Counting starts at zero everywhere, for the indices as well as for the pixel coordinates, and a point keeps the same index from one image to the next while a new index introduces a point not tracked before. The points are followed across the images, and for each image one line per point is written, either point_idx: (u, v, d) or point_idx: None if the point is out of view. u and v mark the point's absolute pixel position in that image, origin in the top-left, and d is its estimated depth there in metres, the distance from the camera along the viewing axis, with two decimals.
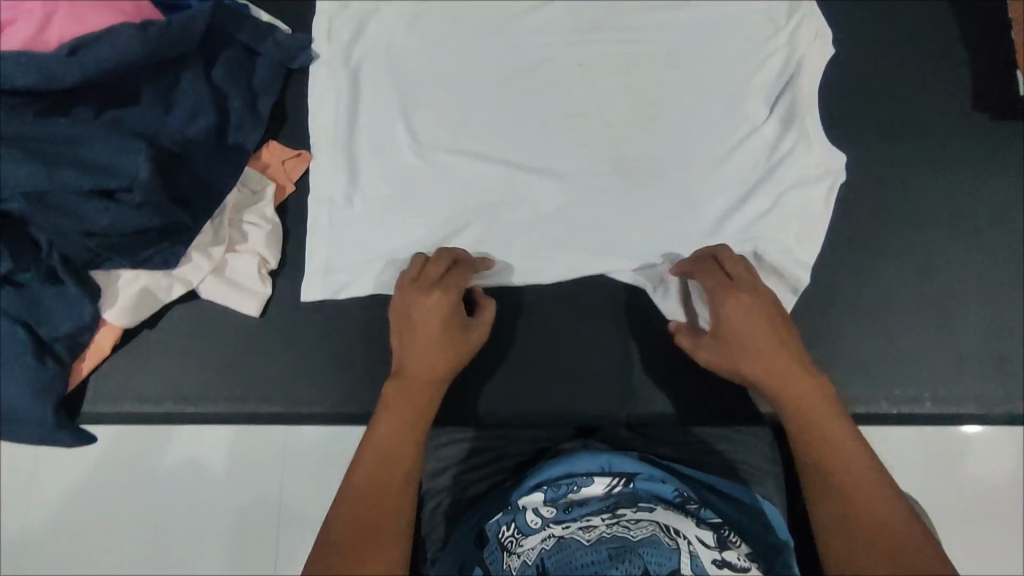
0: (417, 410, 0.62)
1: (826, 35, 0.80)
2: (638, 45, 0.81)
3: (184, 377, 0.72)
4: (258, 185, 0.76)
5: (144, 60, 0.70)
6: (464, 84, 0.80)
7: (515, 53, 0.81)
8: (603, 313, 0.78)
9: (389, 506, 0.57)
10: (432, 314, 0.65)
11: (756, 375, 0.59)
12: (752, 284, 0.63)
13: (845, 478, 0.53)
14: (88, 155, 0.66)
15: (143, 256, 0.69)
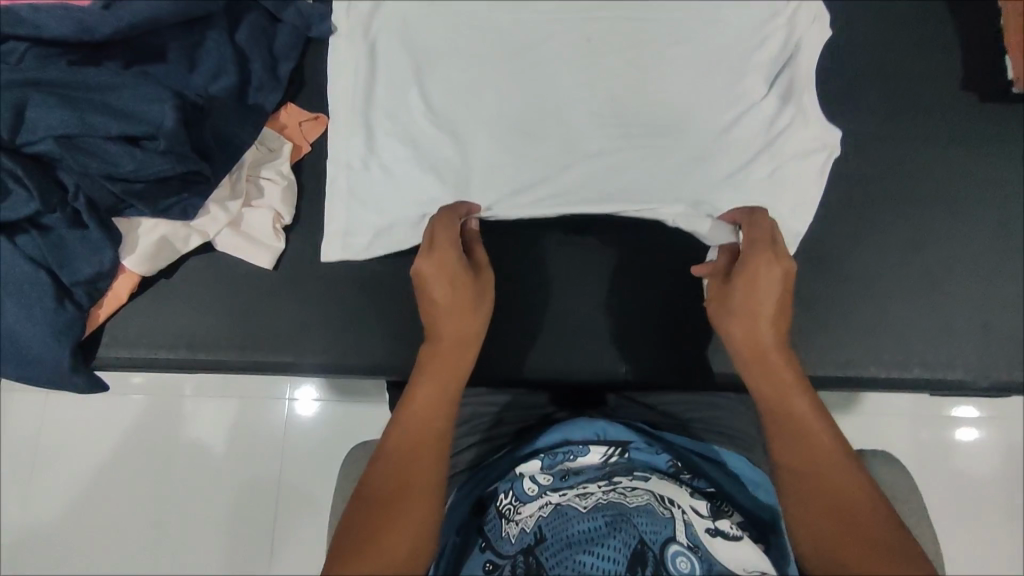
0: (447, 371, 0.60)
1: (826, 18, 0.78)
2: (642, 18, 0.80)
3: (195, 327, 0.76)
4: (275, 144, 0.79)
5: (173, 17, 0.73)
6: (471, 49, 0.80)
7: (521, 21, 0.81)
8: (604, 271, 0.79)
9: (422, 461, 0.55)
10: (441, 273, 0.64)
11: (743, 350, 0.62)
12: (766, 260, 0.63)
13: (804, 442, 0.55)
14: (117, 104, 0.69)
15: (164, 205, 0.72)
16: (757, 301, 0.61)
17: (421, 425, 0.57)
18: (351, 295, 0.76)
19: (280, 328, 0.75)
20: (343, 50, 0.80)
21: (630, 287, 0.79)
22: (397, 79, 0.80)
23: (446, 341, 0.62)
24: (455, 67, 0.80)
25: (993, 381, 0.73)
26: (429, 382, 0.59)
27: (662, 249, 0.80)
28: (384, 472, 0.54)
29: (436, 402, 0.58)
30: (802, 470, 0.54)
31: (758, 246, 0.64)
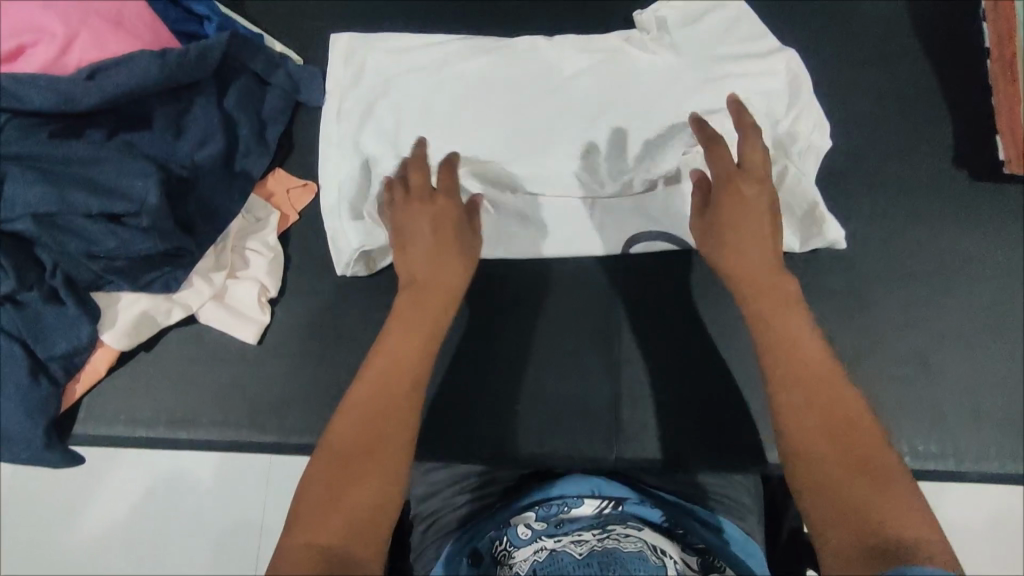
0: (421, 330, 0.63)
1: (825, 128, 0.80)
2: (632, 100, 0.83)
3: (176, 402, 0.73)
4: (262, 213, 0.77)
5: (160, 86, 0.71)
6: (464, 122, 0.82)
7: (516, 96, 0.83)
8: (596, 335, 0.80)
9: (393, 416, 0.57)
10: (436, 223, 0.68)
11: (730, 270, 0.66)
12: (737, 190, 0.66)
13: (807, 373, 0.57)
14: (97, 177, 0.67)
15: (145, 280, 0.70)
16: (743, 230, 0.65)
17: (391, 378, 0.59)
18: (338, 371, 0.75)
19: (263, 405, 0.74)
20: (331, 142, 0.80)
21: (607, 356, 0.80)
22: (385, 159, 0.79)
23: (430, 293, 0.66)
24: (440, 151, 0.81)
25: (987, 471, 0.72)
26: (409, 334, 0.63)
27: (650, 314, 0.81)
28: (350, 420, 0.56)
29: (411, 358, 0.61)
30: (804, 392, 0.56)
31: (727, 175, 0.66)
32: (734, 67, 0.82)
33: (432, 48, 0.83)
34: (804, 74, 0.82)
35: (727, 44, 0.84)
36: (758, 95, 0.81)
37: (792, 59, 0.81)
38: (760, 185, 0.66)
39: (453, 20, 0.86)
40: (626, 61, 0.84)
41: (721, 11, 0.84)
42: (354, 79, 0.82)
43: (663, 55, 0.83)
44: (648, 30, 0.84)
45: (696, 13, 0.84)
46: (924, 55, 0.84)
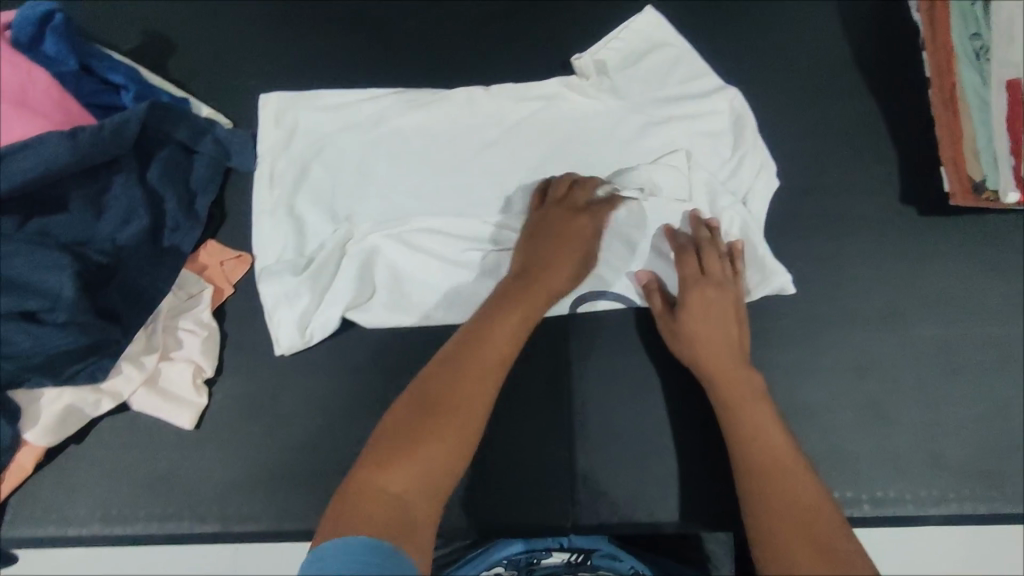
0: (519, 321, 0.67)
1: (771, 167, 0.79)
2: (576, 144, 0.80)
3: (110, 496, 0.70)
4: (194, 288, 0.74)
5: (74, 167, 0.67)
6: (402, 176, 0.78)
7: (456, 144, 0.79)
8: (552, 389, 0.75)
9: (485, 386, 0.62)
10: (576, 234, 0.74)
11: (701, 364, 0.72)
12: (705, 297, 0.73)
13: (772, 455, 0.66)
14: (9, 272, 0.64)
15: (69, 372, 0.66)
16: (705, 322, 0.72)
17: (479, 347, 0.64)
18: (281, 452, 0.72)
19: (203, 493, 0.70)
20: (264, 209, 0.77)
21: (559, 410, 0.74)
22: (321, 226, 0.76)
23: (542, 288, 0.70)
24: (379, 209, 0.77)
25: (948, 514, 0.71)
26: (514, 318, 0.67)
27: (607, 367, 0.76)
28: (436, 380, 0.62)
29: (509, 340, 0.66)
30: (770, 468, 0.65)
31: (693, 279, 0.74)
32: (677, 109, 0.80)
33: (365, 103, 0.80)
34: (747, 114, 0.80)
35: (670, 85, 0.81)
36: (702, 136, 0.80)
37: (736, 98, 0.79)
38: (726, 288, 0.73)
39: (387, 73, 0.83)
40: (567, 108, 0.81)
41: (663, 50, 0.82)
42: (287, 142, 0.79)
43: (604, 101, 0.80)
44: (587, 76, 0.81)
45: (636, 55, 0.82)
46: (862, 90, 0.84)
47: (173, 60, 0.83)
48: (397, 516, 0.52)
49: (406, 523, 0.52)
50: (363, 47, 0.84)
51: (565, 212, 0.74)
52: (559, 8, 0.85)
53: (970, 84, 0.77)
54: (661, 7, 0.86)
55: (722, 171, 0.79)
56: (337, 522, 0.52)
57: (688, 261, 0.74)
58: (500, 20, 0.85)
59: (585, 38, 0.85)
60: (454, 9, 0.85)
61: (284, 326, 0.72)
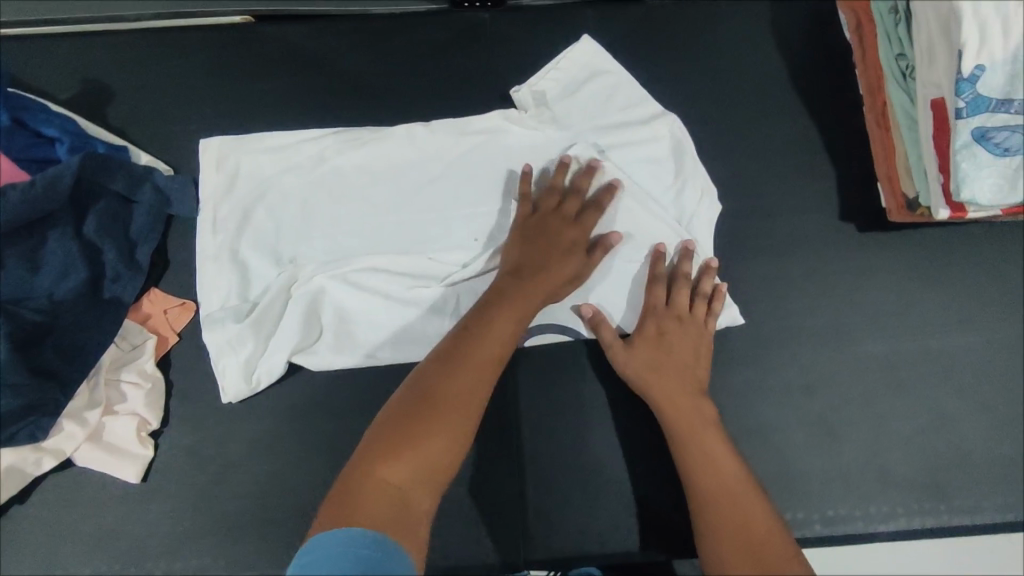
0: (513, 322, 0.69)
1: (713, 192, 0.80)
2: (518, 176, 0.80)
3: (56, 556, 0.69)
4: (137, 339, 0.73)
5: (5, 226, 0.68)
6: (346, 214, 0.78)
7: (400, 179, 0.79)
8: (500, 422, 0.75)
9: (482, 378, 0.65)
10: (573, 244, 0.74)
11: (657, 396, 0.71)
12: (663, 328, 0.74)
13: (731, 496, 0.66)
14: None
15: (7, 433, 0.66)
16: (662, 352, 0.73)
17: (474, 350, 0.66)
18: (231, 502, 0.71)
19: (152, 547, 0.70)
20: (206, 255, 0.76)
21: (513, 443, 0.74)
22: (266, 270, 0.76)
23: (533, 290, 0.71)
24: (324, 249, 0.77)
25: (899, 529, 0.72)
26: (510, 317, 0.69)
27: (557, 399, 0.76)
28: (435, 376, 0.64)
29: (503, 339, 0.68)
30: (729, 511, 0.65)
31: (661, 311, 0.75)
32: (618, 136, 0.81)
33: (304, 143, 0.79)
34: (686, 137, 0.81)
35: (610, 112, 0.81)
36: (644, 163, 0.80)
37: (675, 124, 0.80)
38: (691, 323, 0.74)
39: (328, 112, 0.84)
40: (508, 142, 0.80)
41: (602, 78, 0.82)
42: (228, 185, 0.78)
43: (546, 132, 0.81)
44: (527, 109, 0.81)
45: (575, 84, 0.82)
46: (798, 110, 0.86)
47: (111, 108, 0.83)
48: (396, 512, 0.56)
49: (406, 516, 0.56)
50: (302, 86, 0.84)
51: (562, 220, 0.75)
52: (498, 41, 0.86)
53: (897, 102, 0.78)
54: (598, 36, 0.87)
55: (666, 196, 0.80)
56: (340, 513, 0.56)
57: (656, 292, 0.76)
58: (440, 55, 0.86)
59: (525, 68, 0.85)
60: (393, 46, 0.86)
61: (230, 373, 0.72)
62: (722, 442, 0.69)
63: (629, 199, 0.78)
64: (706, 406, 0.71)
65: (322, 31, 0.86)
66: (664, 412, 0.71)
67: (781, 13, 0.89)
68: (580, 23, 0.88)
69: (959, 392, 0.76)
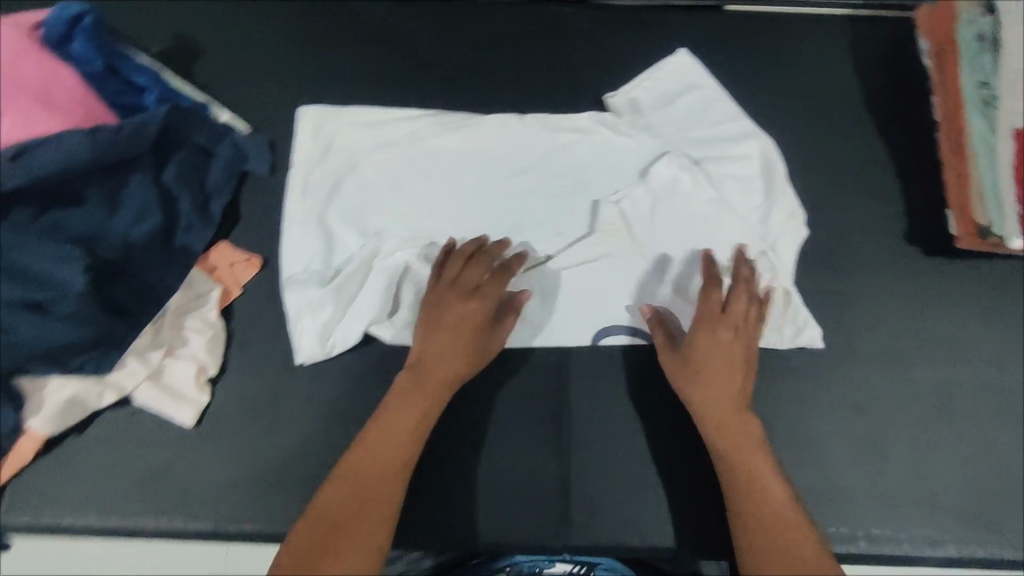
0: (415, 419, 0.68)
1: (800, 216, 0.81)
2: (606, 177, 0.82)
3: (104, 490, 0.71)
4: (204, 288, 0.75)
5: (90, 165, 0.69)
6: (433, 195, 0.80)
7: (488, 167, 0.82)
8: (551, 409, 0.75)
9: (386, 484, 0.65)
10: (469, 322, 0.71)
11: (704, 405, 0.70)
12: (716, 339, 0.71)
13: (772, 510, 0.65)
14: (22, 263, 0.65)
15: (75, 363, 0.68)
16: (711, 361, 0.70)
17: (379, 457, 0.66)
18: (280, 454, 0.72)
19: (198, 490, 0.71)
20: (295, 218, 0.78)
21: (557, 429, 0.75)
22: (350, 240, 0.78)
23: (431, 384, 0.69)
24: (406, 225, 0.79)
25: (945, 556, 0.71)
26: (410, 416, 0.68)
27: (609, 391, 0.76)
28: (340, 492, 0.64)
29: (407, 438, 0.67)
30: (769, 525, 0.64)
31: (712, 321, 0.72)
32: (708, 151, 0.83)
33: (404, 126, 0.82)
34: (776, 160, 0.83)
35: (703, 126, 0.84)
36: (733, 180, 0.82)
37: (766, 146, 0.82)
38: (740, 335, 0.71)
39: (408, 89, 0.85)
40: (598, 143, 0.83)
41: (696, 92, 0.85)
42: (323, 154, 0.81)
43: (637, 137, 0.83)
44: (621, 112, 0.84)
45: (670, 95, 0.85)
46: (871, 131, 0.86)
47: (198, 65, 0.85)
48: None
49: None
50: (384, 61, 0.86)
51: (457, 296, 0.71)
52: (578, 37, 0.88)
53: (976, 129, 0.79)
54: (676, 42, 0.89)
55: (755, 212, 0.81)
56: None
57: (710, 303, 0.72)
58: (520, 44, 0.87)
59: (603, 66, 0.87)
60: (475, 30, 0.88)
61: (309, 335, 0.74)
62: (765, 456, 0.69)
63: (717, 209, 0.80)
64: (750, 420, 0.70)
65: (408, 11, 0.88)
66: (706, 423, 0.70)
67: (861, 35, 0.90)
68: (658, 28, 0.89)
69: (1015, 425, 0.75)
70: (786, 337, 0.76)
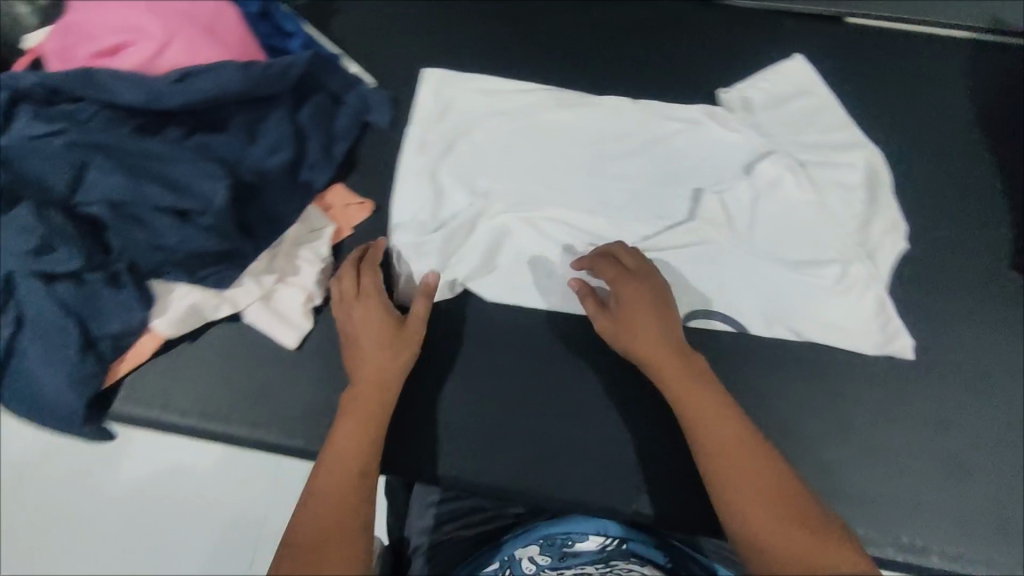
0: (365, 426, 0.65)
1: (902, 227, 0.81)
2: (711, 167, 0.84)
3: (208, 396, 0.76)
4: (318, 224, 0.80)
5: (239, 95, 0.74)
6: (540, 164, 0.83)
7: (596, 144, 0.85)
8: (634, 384, 0.76)
9: (350, 499, 0.61)
10: (363, 318, 0.71)
11: (647, 355, 0.68)
12: (637, 290, 0.70)
13: (740, 455, 0.61)
14: (173, 174, 0.71)
15: (201, 274, 0.73)
16: (636, 316, 0.69)
17: (337, 471, 0.62)
18: None
19: (293, 409, 0.75)
20: (409, 170, 0.82)
21: (642, 398, 0.76)
22: (458, 196, 0.82)
23: (365, 376, 0.68)
24: (513, 188, 0.82)
25: None
26: (355, 426, 0.65)
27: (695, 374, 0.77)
28: (308, 521, 0.60)
29: (358, 446, 0.64)
30: (744, 474, 0.60)
31: (619, 279, 0.72)
32: (817, 155, 0.83)
33: (519, 98, 0.86)
34: (882, 170, 0.83)
35: (812, 131, 0.85)
36: (840, 187, 0.82)
37: (873, 155, 0.83)
38: (644, 281, 0.71)
39: (527, 64, 0.89)
40: (707, 135, 0.85)
41: (807, 98, 0.86)
42: (441, 114, 0.85)
43: (744, 134, 0.84)
44: (733, 109, 0.86)
45: (781, 98, 0.87)
46: (982, 158, 0.85)
47: (335, 21, 0.91)
48: None
49: None
50: (508, 36, 0.91)
51: (348, 301, 0.72)
52: (695, 34, 0.91)
53: None
54: (791, 49, 0.90)
55: (857, 218, 0.81)
56: None
57: (610, 273, 0.73)
58: (639, 35, 0.91)
59: (717, 64, 0.90)
60: (596, 16, 0.92)
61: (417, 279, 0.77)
62: (714, 390, 0.66)
63: (817, 210, 0.81)
64: (690, 355, 0.68)
65: None
66: (660, 377, 0.67)
67: (979, 64, 0.90)
68: (774, 33, 0.91)
69: None
70: (875, 344, 0.77)
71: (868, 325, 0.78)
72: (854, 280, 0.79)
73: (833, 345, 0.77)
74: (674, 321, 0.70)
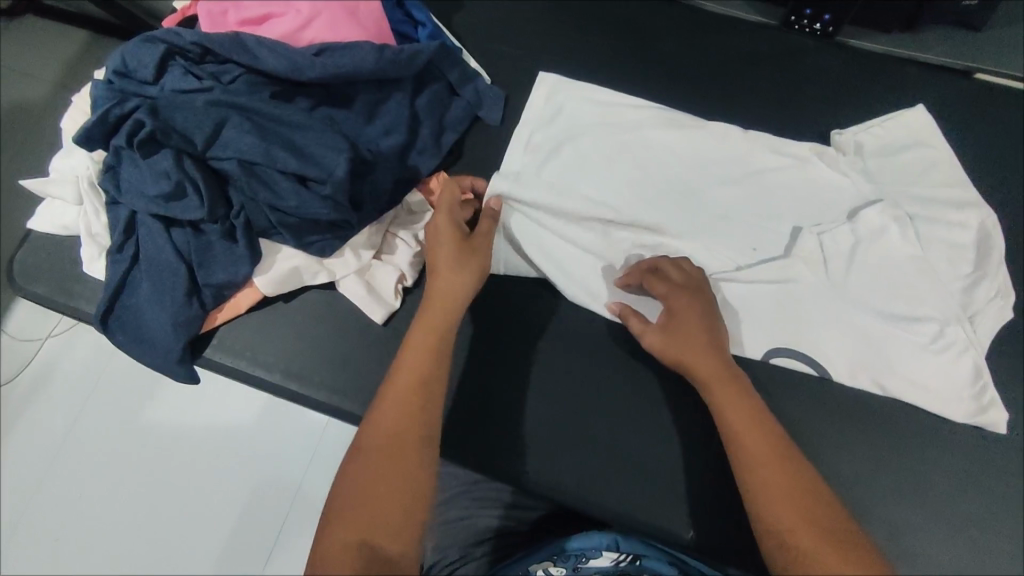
0: (436, 338, 0.66)
1: (1009, 296, 0.79)
2: (813, 206, 0.83)
3: (294, 355, 0.79)
4: (418, 208, 0.83)
5: (369, 75, 0.78)
6: (641, 180, 0.84)
7: (699, 167, 0.84)
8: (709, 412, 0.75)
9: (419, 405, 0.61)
10: (436, 232, 0.72)
11: (690, 364, 0.68)
12: (683, 301, 0.71)
13: (777, 469, 0.60)
14: (300, 141, 0.75)
15: (308, 240, 0.76)
16: (681, 325, 0.69)
17: (404, 377, 0.63)
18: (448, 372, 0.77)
19: (371, 381, 0.78)
20: (513, 168, 0.84)
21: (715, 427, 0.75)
22: None
23: (434, 288, 0.68)
24: (611, 200, 0.83)
25: None
26: (425, 337, 0.65)
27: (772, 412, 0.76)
28: (378, 419, 0.61)
29: (427, 355, 0.64)
30: (778, 487, 0.59)
31: (671, 290, 0.72)
32: (927, 209, 0.81)
33: (629, 111, 0.87)
34: (997, 234, 0.80)
35: (924, 184, 0.83)
36: (946, 245, 0.80)
37: (989, 218, 0.80)
38: (693, 293, 0.71)
39: (640, 80, 0.90)
40: (813, 174, 0.84)
41: (923, 149, 0.84)
42: (551, 118, 0.87)
43: (853, 178, 0.83)
44: (845, 152, 0.84)
45: (895, 146, 0.84)
46: None
47: (459, 15, 0.94)
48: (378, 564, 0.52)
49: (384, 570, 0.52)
50: (628, 49, 0.92)
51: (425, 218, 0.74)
52: (813, 71, 0.90)
53: None
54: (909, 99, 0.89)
55: (960, 279, 0.79)
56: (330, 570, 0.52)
57: (659, 283, 0.73)
58: (755, 65, 0.90)
59: (832, 104, 0.88)
60: (716, 40, 0.92)
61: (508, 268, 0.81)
62: (754, 405, 0.65)
63: (923, 265, 0.78)
64: (732, 368, 0.68)
65: (661, 10, 0.94)
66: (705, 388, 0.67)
67: None
68: (896, 80, 0.89)
69: None
70: (966, 412, 0.75)
71: (961, 392, 0.75)
72: (952, 340, 0.76)
73: (921, 406, 0.75)
74: (719, 333, 0.70)
